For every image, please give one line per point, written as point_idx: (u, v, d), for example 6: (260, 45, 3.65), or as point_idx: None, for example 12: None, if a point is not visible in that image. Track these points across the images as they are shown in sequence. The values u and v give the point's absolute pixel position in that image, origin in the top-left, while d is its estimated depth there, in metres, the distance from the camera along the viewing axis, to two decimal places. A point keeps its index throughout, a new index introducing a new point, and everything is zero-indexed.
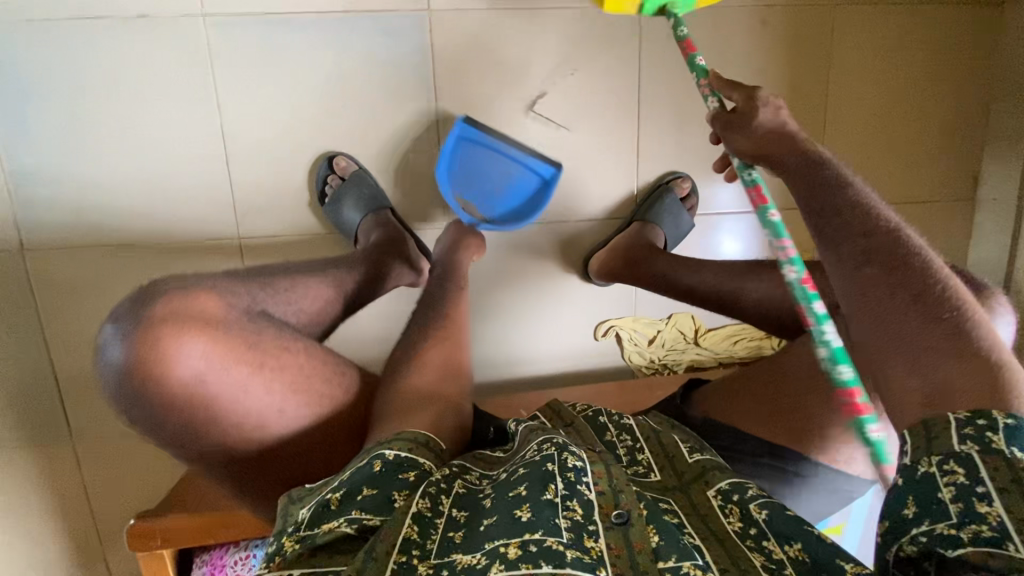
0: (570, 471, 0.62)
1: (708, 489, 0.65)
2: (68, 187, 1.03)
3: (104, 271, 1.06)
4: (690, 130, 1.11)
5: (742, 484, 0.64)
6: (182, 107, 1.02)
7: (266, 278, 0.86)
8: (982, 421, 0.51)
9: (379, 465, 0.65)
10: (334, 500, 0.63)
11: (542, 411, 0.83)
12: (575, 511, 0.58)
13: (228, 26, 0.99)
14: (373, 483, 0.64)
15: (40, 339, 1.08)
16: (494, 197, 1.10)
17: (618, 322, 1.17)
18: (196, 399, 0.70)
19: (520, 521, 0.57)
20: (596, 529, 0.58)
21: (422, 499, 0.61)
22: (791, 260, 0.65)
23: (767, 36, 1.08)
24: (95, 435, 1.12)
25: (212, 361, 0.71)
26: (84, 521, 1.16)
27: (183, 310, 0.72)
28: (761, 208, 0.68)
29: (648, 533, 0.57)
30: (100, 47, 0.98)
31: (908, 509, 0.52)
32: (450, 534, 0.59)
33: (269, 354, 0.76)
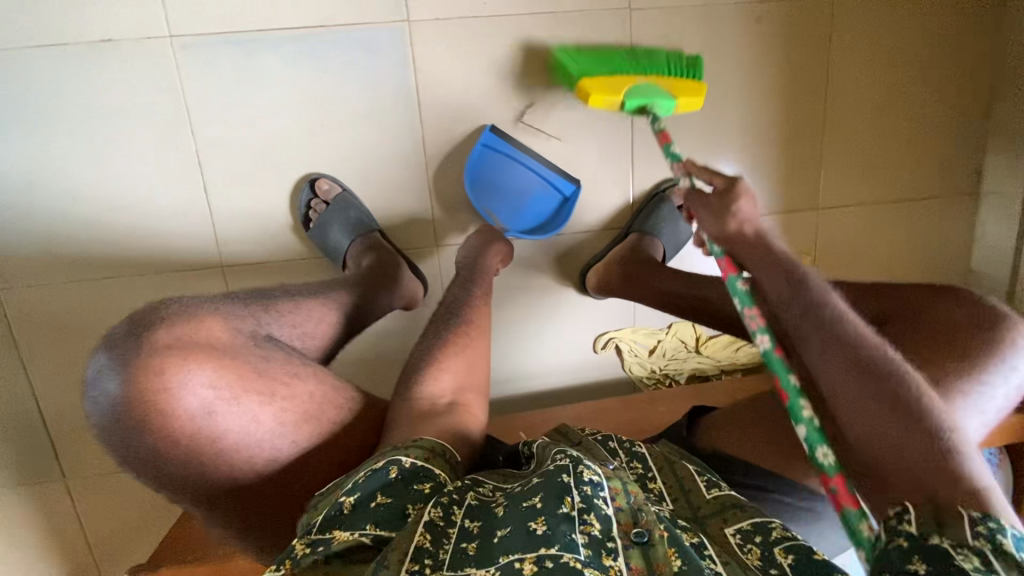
0: (587, 485, 0.58)
1: (726, 526, 0.62)
2: (39, 222, 0.99)
3: (85, 306, 1.03)
4: (687, 135, 1.07)
5: (764, 524, 0.60)
6: (155, 135, 0.97)
7: (269, 300, 0.83)
8: (994, 523, 0.47)
9: (396, 472, 0.63)
10: (347, 504, 0.60)
11: (550, 433, 0.80)
12: (593, 526, 0.55)
13: (197, 48, 0.94)
14: (389, 492, 0.61)
15: (23, 378, 1.04)
16: (520, 207, 1.07)
17: (617, 334, 1.15)
18: (204, 434, 0.65)
19: (536, 533, 0.54)
20: (615, 547, 0.54)
21: (435, 508, 0.59)
22: (761, 330, 0.66)
23: (762, 35, 1.03)
24: (86, 473, 1.10)
25: (222, 392, 0.66)
26: (84, 556, 1.15)
27: (187, 337, 0.68)
28: (732, 277, 0.70)
29: (670, 556, 0.53)
30: (63, 75, 0.93)
31: (914, 565, 0.46)
32: (463, 546, 0.56)
33: (280, 381, 0.72)
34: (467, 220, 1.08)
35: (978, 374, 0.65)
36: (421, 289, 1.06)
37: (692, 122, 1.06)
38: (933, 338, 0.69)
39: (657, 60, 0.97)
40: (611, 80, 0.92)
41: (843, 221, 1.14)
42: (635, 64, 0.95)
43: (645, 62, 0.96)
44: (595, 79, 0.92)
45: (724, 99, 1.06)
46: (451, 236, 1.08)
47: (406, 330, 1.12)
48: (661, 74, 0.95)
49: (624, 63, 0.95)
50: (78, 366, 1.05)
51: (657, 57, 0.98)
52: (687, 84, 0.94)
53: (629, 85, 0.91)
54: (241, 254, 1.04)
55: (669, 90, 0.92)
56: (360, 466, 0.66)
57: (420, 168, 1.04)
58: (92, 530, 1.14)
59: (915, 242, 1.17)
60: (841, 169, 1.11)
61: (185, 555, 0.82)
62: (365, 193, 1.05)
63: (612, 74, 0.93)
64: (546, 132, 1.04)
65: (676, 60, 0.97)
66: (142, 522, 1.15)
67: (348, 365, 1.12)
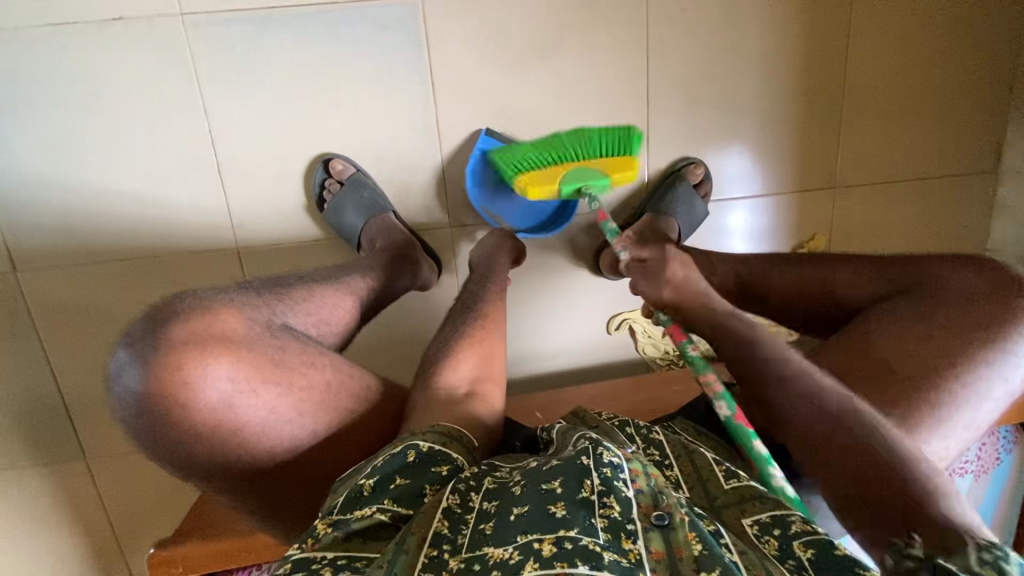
0: (607, 467, 0.59)
1: (744, 515, 0.60)
2: (54, 202, 0.99)
3: (101, 287, 1.03)
4: (703, 115, 1.06)
5: (784, 516, 0.58)
6: (167, 114, 0.97)
7: (283, 289, 0.82)
8: (997, 552, 0.49)
9: (413, 455, 0.63)
10: (366, 487, 0.61)
11: (569, 416, 0.80)
12: (612, 509, 0.55)
13: (208, 24, 0.93)
14: (407, 474, 0.62)
15: (44, 358, 1.05)
16: (526, 207, 1.09)
17: (631, 314, 1.15)
18: (226, 425, 0.66)
19: (555, 517, 0.54)
20: (635, 529, 0.54)
21: (452, 495, 0.59)
22: (720, 396, 0.64)
23: (781, 10, 1.01)
24: (106, 450, 1.11)
25: (239, 385, 0.66)
26: (105, 531, 1.16)
27: (205, 331, 0.67)
28: (683, 344, 0.68)
29: (691, 541, 0.52)
30: (74, 52, 0.93)
31: None
32: (481, 526, 0.55)
33: (297, 372, 0.71)
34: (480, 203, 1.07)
35: (1001, 343, 0.65)
36: (436, 272, 1.06)
37: (709, 99, 1.05)
38: (954, 309, 0.68)
39: (591, 136, 1.01)
40: (546, 169, 0.99)
41: (861, 199, 1.13)
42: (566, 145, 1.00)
43: (578, 138, 1.00)
44: (532, 171, 0.98)
45: (740, 78, 1.04)
46: (464, 219, 1.08)
47: (420, 312, 1.12)
48: (594, 154, 1.00)
49: (552, 147, 0.99)
50: (97, 345, 1.05)
51: (588, 130, 1.01)
52: (619, 163, 0.98)
53: (561, 174, 0.98)
54: (255, 234, 1.04)
55: (601, 174, 0.98)
56: (381, 449, 0.66)
57: (435, 151, 1.03)
58: (111, 506, 1.15)
59: (933, 217, 1.15)
60: (858, 147, 1.10)
61: (209, 528, 0.83)
62: (379, 172, 1.04)
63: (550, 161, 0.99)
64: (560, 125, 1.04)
65: (608, 133, 1.01)
66: (161, 498, 1.16)
67: (361, 347, 1.12)
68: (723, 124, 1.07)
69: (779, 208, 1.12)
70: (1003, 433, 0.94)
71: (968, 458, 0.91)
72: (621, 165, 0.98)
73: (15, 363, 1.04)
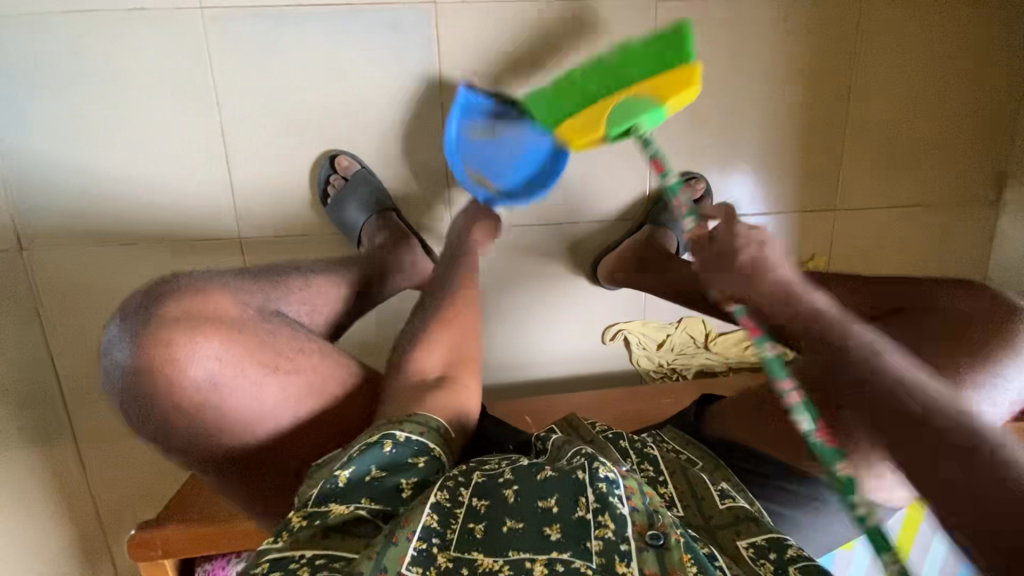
0: (602, 482, 0.58)
1: (740, 539, 0.59)
2: (65, 187, 1.01)
3: (106, 272, 1.05)
4: (706, 133, 1.07)
5: (781, 542, 0.57)
6: (180, 106, 0.99)
7: (280, 277, 0.84)
8: None
9: (390, 445, 0.63)
10: (342, 479, 0.60)
11: (559, 425, 0.80)
12: (607, 528, 0.55)
13: (226, 20, 0.96)
14: (384, 466, 0.61)
15: (43, 341, 1.06)
16: (505, 168, 1.00)
17: (626, 326, 1.15)
18: (210, 405, 0.65)
19: (551, 540, 0.54)
20: (628, 551, 0.53)
21: (441, 491, 0.59)
22: (797, 408, 0.50)
23: (788, 33, 1.03)
24: (99, 433, 1.12)
25: (226, 364, 0.66)
26: (90, 516, 1.16)
27: (196, 310, 0.68)
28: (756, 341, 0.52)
29: (685, 563, 0.52)
30: (95, 43, 0.95)
31: None
32: (470, 525, 0.56)
33: (284, 356, 0.71)
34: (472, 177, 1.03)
35: (993, 368, 0.64)
36: None
37: (712, 117, 1.06)
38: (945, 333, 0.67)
39: (631, 60, 0.75)
40: (584, 116, 0.77)
41: (861, 224, 1.14)
42: (580, 87, 0.79)
43: (617, 69, 0.76)
44: (567, 122, 0.80)
45: (743, 99, 1.06)
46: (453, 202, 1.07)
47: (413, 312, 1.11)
48: (640, 78, 0.73)
49: (594, 80, 0.77)
50: (97, 330, 1.07)
51: (619, 54, 0.77)
52: (675, 78, 0.71)
53: (605, 115, 0.73)
54: (259, 227, 1.05)
55: (655, 98, 0.70)
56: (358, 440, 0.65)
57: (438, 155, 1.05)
58: (100, 488, 1.16)
59: (934, 244, 1.16)
60: (861, 170, 1.11)
61: (190, 513, 0.82)
62: (381, 174, 1.06)
63: (593, 102, 0.76)
64: None
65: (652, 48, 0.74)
66: (149, 485, 1.17)
67: (356, 345, 1.12)
68: (726, 142, 1.08)
69: (780, 227, 1.13)
70: None
71: None
72: (677, 84, 0.70)
73: None
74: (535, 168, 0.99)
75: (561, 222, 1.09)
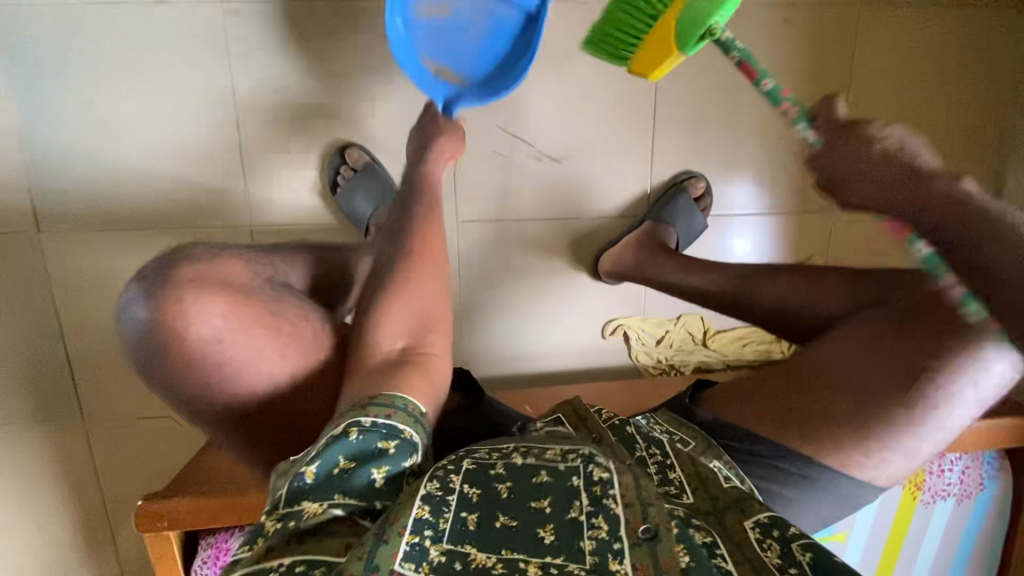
0: (597, 485, 0.60)
1: (745, 519, 0.60)
2: (84, 171, 1.04)
3: (120, 255, 1.07)
4: (708, 134, 1.10)
5: (782, 519, 0.59)
6: (197, 94, 1.02)
7: (289, 254, 0.88)
8: None
9: (356, 433, 0.59)
10: (310, 474, 0.57)
11: (565, 413, 0.76)
12: (600, 529, 0.56)
13: (245, 13, 0.99)
14: (353, 456, 0.58)
15: (56, 322, 1.09)
16: (465, 55, 0.94)
17: (626, 321, 1.17)
18: (214, 360, 0.66)
19: (545, 542, 0.55)
20: (621, 548, 0.54)
21: (431, 481, 0.57)
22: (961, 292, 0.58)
23: (790, 37, 1.06)
24: (105, 415, 1.14)
25: (231, 322, 0.67)
26: (95, 497, 1.18)
27: (208, 273, 0.70)
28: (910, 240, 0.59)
29: (679, 552, 0.53)
30: (118, 32, 0.99)
31: None
32: (462, 514, 0.56)
33: (289, 320, 0.73)
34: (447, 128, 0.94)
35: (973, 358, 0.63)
36: None
37: (714, 118, 1.09)
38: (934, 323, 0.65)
39: None
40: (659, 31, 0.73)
41: (859, 226, 1.16)
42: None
43: None
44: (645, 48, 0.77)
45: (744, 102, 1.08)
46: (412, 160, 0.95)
47: None
48: None
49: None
50: (108, 313, 1.09)
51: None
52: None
53: (673, 26, 0.71)
54: (268, 213, 1.08)
55: None
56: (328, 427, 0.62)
57: None
58: (103, 469, 1.17)
59: None
60: None
61: (195, 487, 0.84)
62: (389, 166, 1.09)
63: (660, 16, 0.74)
64: (567, 146, 1.08)
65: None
66: (153, 467, 1.18)
67: None
68: (727, 142, 1.11)
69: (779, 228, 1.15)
70: (989, 459, 0.93)
71: (950, 481, 0.92)
72: None
73: (29, 325, 1.08)
74: (501, 45, 0.93)
75: (562, 218, 1.11)
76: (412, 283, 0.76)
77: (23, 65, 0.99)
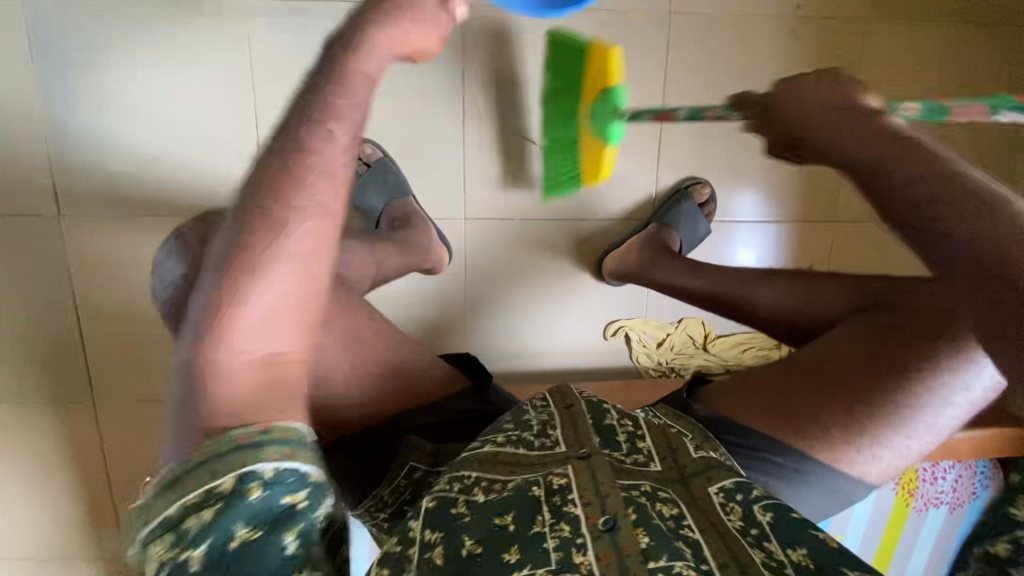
0: (556, 494, 0.59)
1: (711, 485, 0.64)
2: (106, 159, 1.07)
3: (137, 241, 1.10)
4: (714, 141, 1.13)
5: (746, 484, 0.64)
6: (218, 87, 1.05)
7: None
8: None
9: (256, 493, 0.44)
10: (194, 559, 0.44)
11: (552, 391, 0.77)
12: (563, 527, 0.56)
13: (269, 11, 1.03)
14: (251, 524, 0.45)
15: (71, 304, 1.12)
16: None
17: (627, 323, 1.19)
18: None
19: (510, 562, 0.53)
20: (584, 541, 0.55)
21: (393, 540, 0.59)
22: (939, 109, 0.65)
23: (795, 52, 1.09)
24: (116, 398, 1.16)
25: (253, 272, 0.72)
26: (102, 479, 1.21)
27: None
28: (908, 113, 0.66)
29: (637, 535, 0.55)
30: (144, 26, 1.02)
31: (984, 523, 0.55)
32: (427, 558, 0.55)
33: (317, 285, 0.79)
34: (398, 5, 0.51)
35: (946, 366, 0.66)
36: (447, 256, 1.10)
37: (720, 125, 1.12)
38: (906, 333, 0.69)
39: (563, 72, 0.87)
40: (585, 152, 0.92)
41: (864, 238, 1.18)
42: (563, 125, 0.89)
43: (560, 93, 0.88)
44: (584, 165, 0.93)
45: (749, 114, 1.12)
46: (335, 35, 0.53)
47: (422, 297, 1.15)
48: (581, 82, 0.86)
49: (563, 114, 0.89)
50: (124, 298, 1.12)
51: (550, 83, 0.89)
52: (601, 63, 0.84)
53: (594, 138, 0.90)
54: None
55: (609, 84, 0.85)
56: (185, 477, 0.44)
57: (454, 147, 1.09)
58: (111, 451, 1.19)
59: None
60: None
61: None
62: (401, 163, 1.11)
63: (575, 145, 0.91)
64: None
65: (568, 44, 0.85)
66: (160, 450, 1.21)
67: None
68: (732, 149, 1.13)
69: (782, 236, 1.17)
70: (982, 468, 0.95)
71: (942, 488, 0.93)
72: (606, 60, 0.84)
73: (46, 306, 1.11)
74: None
75: (570, 218, 1.14)
76: (302, 259, 0.46)
77: (51, 55, 1.02)
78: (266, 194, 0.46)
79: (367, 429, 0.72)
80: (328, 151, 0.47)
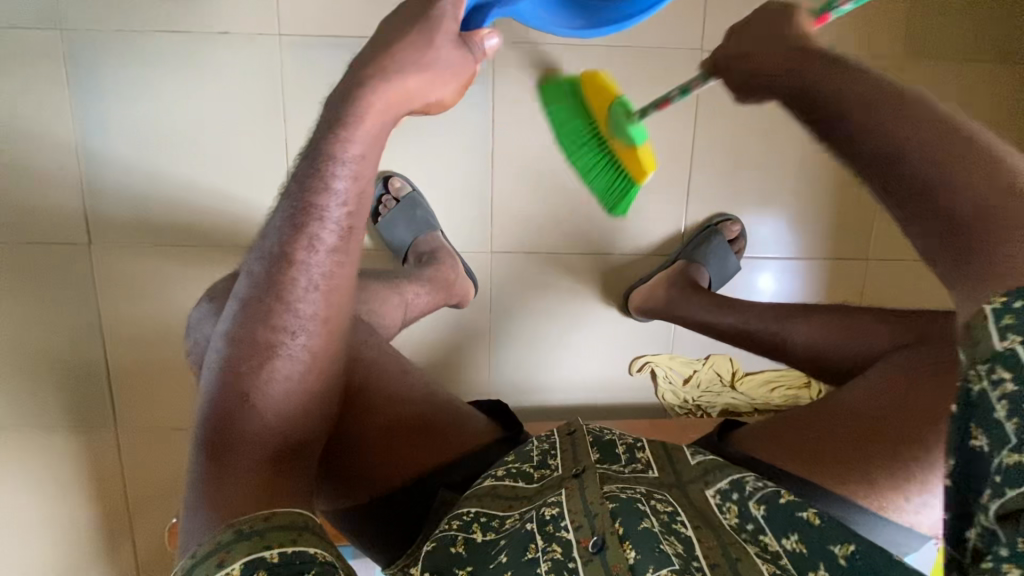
0: (549, 523, 0.57)
1: (707, 488, 0.64)
2: (135, 187, 1.08)
3: (163, 269, 1.11)
4: (744, 178, 1.12)
5: (739, 481, 0.63)
6: (249, 119, 1.07)
7: None
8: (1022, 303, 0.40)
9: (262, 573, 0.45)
10: None
11: (558, 428, 0.74)
12: (555, 551, 0.54)
13: (304, 48, 1.04)
14: None
15: (98, 330, 1.12)
16: None
17: (653, 358, 1.17)
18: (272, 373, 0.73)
19: None
20: (575, 567, 0.53)
21: None
22: None
23: None
24: (138, 424, 1.16)
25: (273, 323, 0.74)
26: (119, 504, 1.20)
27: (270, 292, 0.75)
28: None
29: (625, 551, 0.53)
30: (177, 58, 1.04)
31: (975, 440, 0.40)
32: None
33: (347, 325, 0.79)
34: (418, 63, 0.59)
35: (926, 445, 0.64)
36: (473, 289, 1.10)
37: (751, 162, 1.11)
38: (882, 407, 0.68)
39: (560, 117, 0.84)
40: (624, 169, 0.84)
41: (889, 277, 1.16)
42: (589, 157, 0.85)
43: (565, 133, 0.85)
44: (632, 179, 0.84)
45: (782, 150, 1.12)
46: (319, 127, 0.58)
47: (446, 329, 1.14)
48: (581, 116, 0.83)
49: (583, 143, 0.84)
50: (150, 325, 1.13)
51: (561, 132, 0.85)
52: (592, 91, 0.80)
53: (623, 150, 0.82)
54: None
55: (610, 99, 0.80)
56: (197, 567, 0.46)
57: (483, 181, 1.09)
58: (130, 478, 1.19)
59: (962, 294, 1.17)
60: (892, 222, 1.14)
61: None
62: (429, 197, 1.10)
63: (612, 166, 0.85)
64: None
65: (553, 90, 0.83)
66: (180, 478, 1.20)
67: None
68: (762, 187, 1.12)
69: (811, 271, 1.15)
70: None
71: None
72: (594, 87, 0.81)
73: (73, 332, 1.12)
74: None
75: (599, 251, 1.13)
76: (309, 352, 0.56)
77: (86, 87, 1.04)
78: (263, 306, 0.55)
79: (403, 479, 0.71)
80: (313, 259, 0.55)
